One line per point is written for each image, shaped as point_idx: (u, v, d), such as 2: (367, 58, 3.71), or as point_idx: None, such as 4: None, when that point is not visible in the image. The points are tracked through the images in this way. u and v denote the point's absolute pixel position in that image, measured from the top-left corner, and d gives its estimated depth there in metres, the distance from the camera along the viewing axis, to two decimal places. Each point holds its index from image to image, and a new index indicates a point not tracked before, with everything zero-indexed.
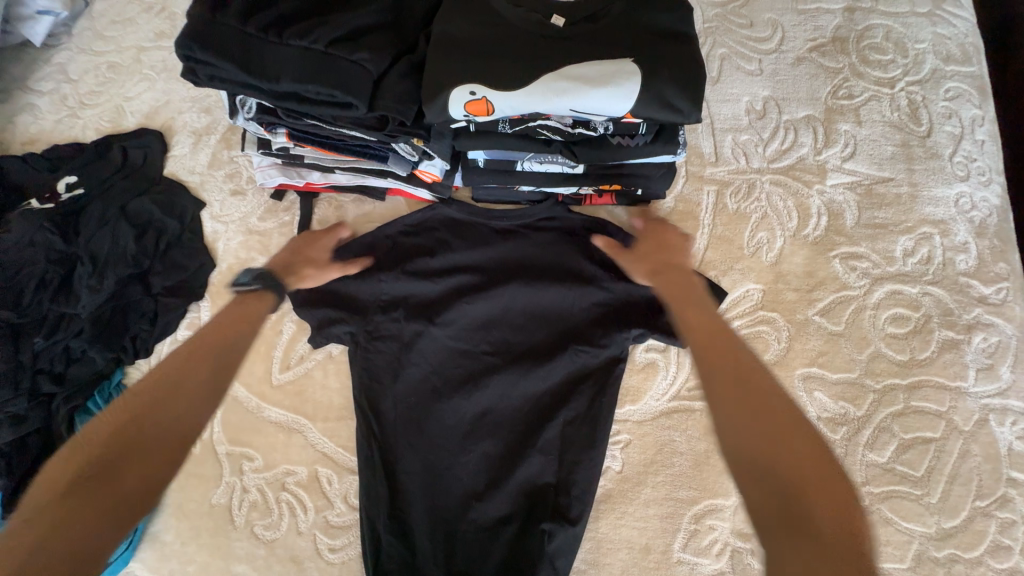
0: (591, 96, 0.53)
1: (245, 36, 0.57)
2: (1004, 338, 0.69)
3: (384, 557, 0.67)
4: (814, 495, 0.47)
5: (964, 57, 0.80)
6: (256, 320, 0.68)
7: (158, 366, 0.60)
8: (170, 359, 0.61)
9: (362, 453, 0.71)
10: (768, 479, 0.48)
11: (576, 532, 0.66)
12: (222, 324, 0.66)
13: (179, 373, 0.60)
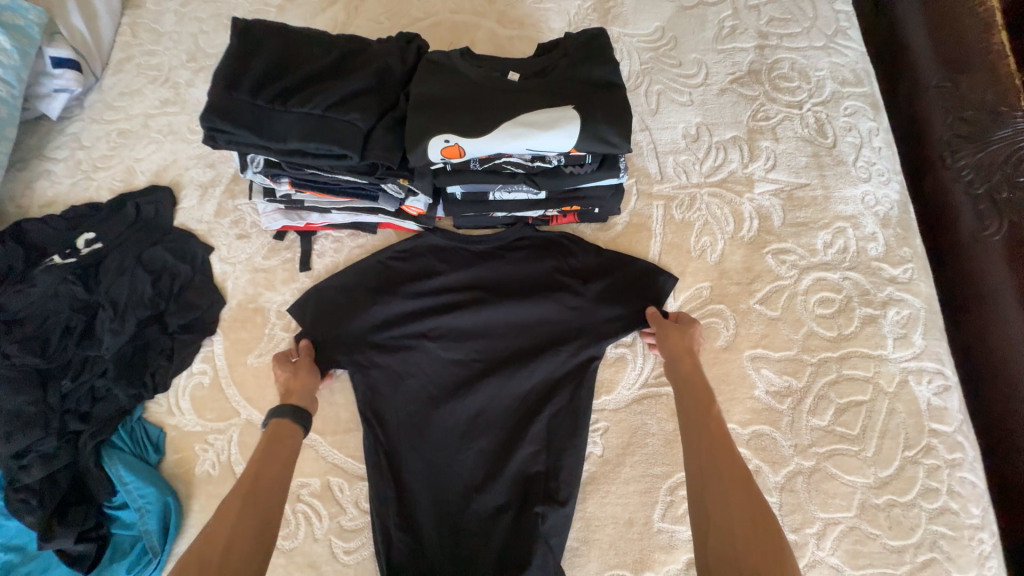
0: (543, 138, 0.65)
1: (255, 106, 0.68)
2: (914, 310, 0.81)
3: (396, 551, 0.74)
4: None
5: (857, 80, 0.96)
6: (287, 449, 0.74)
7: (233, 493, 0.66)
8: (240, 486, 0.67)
9: (369, 458, 0.79)
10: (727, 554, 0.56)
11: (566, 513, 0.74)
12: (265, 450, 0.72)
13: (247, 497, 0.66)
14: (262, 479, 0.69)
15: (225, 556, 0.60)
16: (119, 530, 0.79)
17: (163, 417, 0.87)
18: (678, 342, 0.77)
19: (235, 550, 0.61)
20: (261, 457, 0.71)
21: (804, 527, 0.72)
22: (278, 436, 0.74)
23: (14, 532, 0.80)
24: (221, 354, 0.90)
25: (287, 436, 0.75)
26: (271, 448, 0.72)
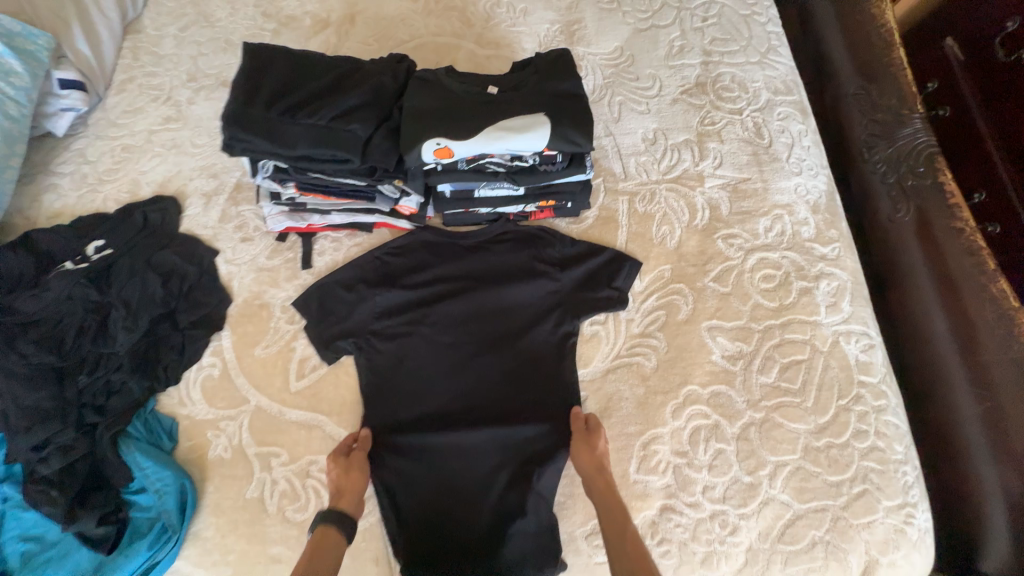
0: (519, 139, 0.77)
1: (267, 118, 0.78)
2: (842, 282, 0.95)
3: (405, 509, 0.83)
4: None
5: (787, 90, 1.11)
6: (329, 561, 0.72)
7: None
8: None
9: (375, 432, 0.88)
10: None
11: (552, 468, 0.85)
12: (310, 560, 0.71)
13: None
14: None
15: None
16: (137, 515, 0.83)
17: (174, 408, 0.92)
18: (590, 456, 0.80)
19: None
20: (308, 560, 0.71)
21: (758, 470, 0.83)
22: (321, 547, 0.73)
23: (30, 524, 0.84)
24: (229, 347, 0.96)
25: (333, 550, 0.73)
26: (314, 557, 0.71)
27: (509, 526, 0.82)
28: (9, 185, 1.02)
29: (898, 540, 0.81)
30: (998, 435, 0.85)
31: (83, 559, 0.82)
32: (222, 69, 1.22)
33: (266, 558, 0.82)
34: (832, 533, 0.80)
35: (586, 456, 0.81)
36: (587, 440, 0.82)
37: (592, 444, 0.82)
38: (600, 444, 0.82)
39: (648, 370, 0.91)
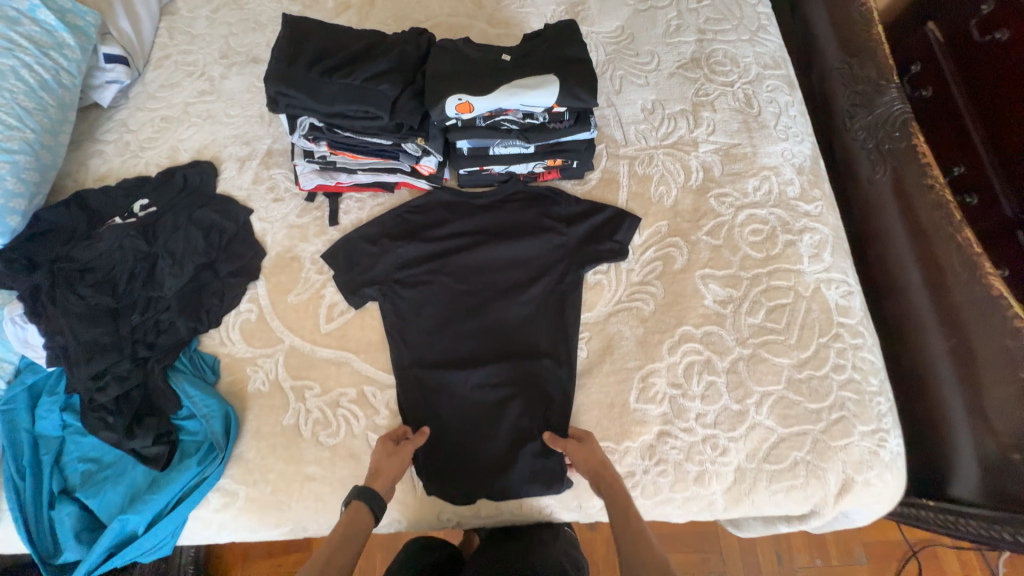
0: (532, 95, 0.86)
1: (307, 77, 0.87)
2: (824, 235, 1.04)
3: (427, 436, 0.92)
4: None
5: (776, 65, 1.21)
6: (358, 534, 0.79)
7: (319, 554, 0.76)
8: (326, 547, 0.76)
9: (400, 368, 0.97)
10: None
11: (560, 400, 0.94)
12: (342, 534, 0.78)
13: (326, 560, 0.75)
14: (337, 553, 0.76)
15: None
16: (187, 437, 0.93)
17: (216, 347, 1.01)
18: (589, 457, 0.86)
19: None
20: (342, 531, 0.79)
21: (745, 398, 0.92)
22: (353, 522, 0.80)
23: (90, 447, 0.94)
24: (264, 295, 1.06)
25: (366, 521, 0.80)
26: (347, 529, 0.79)
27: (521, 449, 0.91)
28: (63, 148, 1.11)
29: (872, 462, 0.90)
30: (965, 369, 0.93)
31: (138, 476, 0.91)
32: (252, 47, 1.32)
33: (303, 477, 0.92)
34: (813, 454, 0.89)
35: (581, 464, 0.86)
36: (580, 448, 0.87)
37: (584, 447, 0.87)
38: (592, 447, 0.88)
39: (647, 313, 1.00)
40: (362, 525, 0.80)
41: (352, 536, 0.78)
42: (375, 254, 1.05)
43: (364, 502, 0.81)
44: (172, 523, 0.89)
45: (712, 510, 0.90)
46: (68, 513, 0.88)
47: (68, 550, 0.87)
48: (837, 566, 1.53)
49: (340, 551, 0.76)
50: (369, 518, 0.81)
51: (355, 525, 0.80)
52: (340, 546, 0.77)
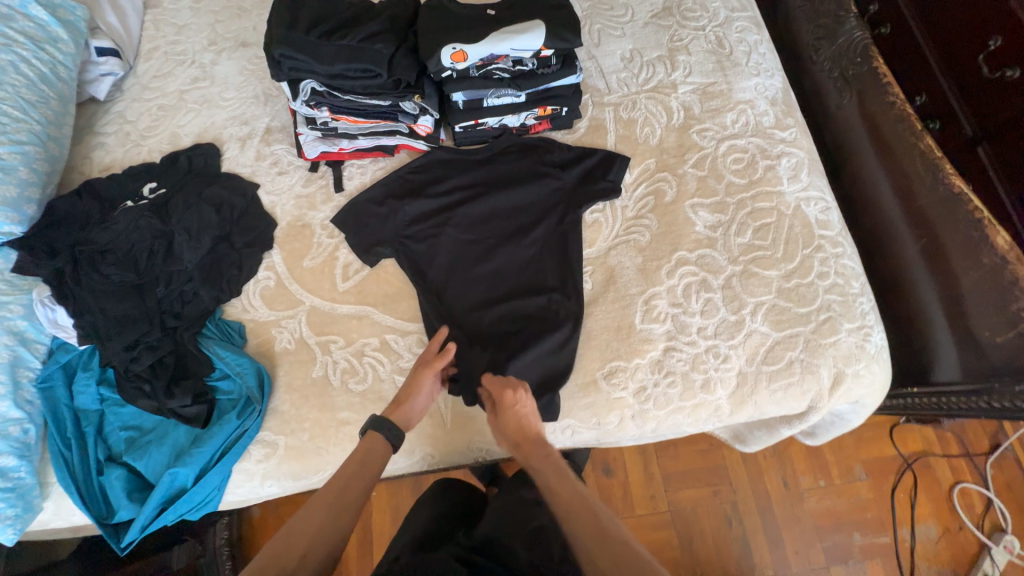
0: (520, 39, 0.95)
1: (309, 42, 0.96)
2: (800, 158, 1.12)
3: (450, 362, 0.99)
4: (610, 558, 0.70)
5: (743, 7, 1.28)
6: (380, 456, 0.85)
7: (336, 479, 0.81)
8: (342, 474, 0.82)
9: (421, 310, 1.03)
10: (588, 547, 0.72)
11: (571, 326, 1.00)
12: (357, 462, 0.83)
13: (344, 485, 0.80)
14: (355, 478, 0.81)
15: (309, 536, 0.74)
16: (223, 396, 0.99)
17: (240, 314, 1.06)
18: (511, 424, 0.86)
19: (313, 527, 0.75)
20: (361, 459, 0.84)
21: (740, 309, 1.00)
22: (370, 450, 0.85)
23: (129, 416, 0.98)
24: (280, 262, 1.10)
25: (383, 449, 0.85)
26: (365, 456, 0.84)
27: (545, 369, 0.98)
28: (67, 140, 1.14)
29: (860, 354, 0.98)
30: (937, 263, 1.02)
31: (180, 436, 0.96)
32: (239, 32, 1.35)
33: (337, 421, 0.97)
34: (806, 352, 0.97)
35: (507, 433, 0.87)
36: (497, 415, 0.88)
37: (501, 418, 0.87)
38: (511, 415, 0.87)
39: (644, 243, 1.06)
40: (376, 458, 0.84)
41: (368, 466, 0.83)
42: (381, 216, 1.10)
43: (378, 431, 0.85)
44: (218, 476, 0.94)
45: (719, 415, 0.98)
46: (117, 477, 0.93)
47: (121, 510, 0.92)
48: (839, 484, 1.62)
49: (355, 479, 0.81)
50: (385, 444, 0.86)
51: (374, 452, 0.85)
52: (357, 471, 0.82)
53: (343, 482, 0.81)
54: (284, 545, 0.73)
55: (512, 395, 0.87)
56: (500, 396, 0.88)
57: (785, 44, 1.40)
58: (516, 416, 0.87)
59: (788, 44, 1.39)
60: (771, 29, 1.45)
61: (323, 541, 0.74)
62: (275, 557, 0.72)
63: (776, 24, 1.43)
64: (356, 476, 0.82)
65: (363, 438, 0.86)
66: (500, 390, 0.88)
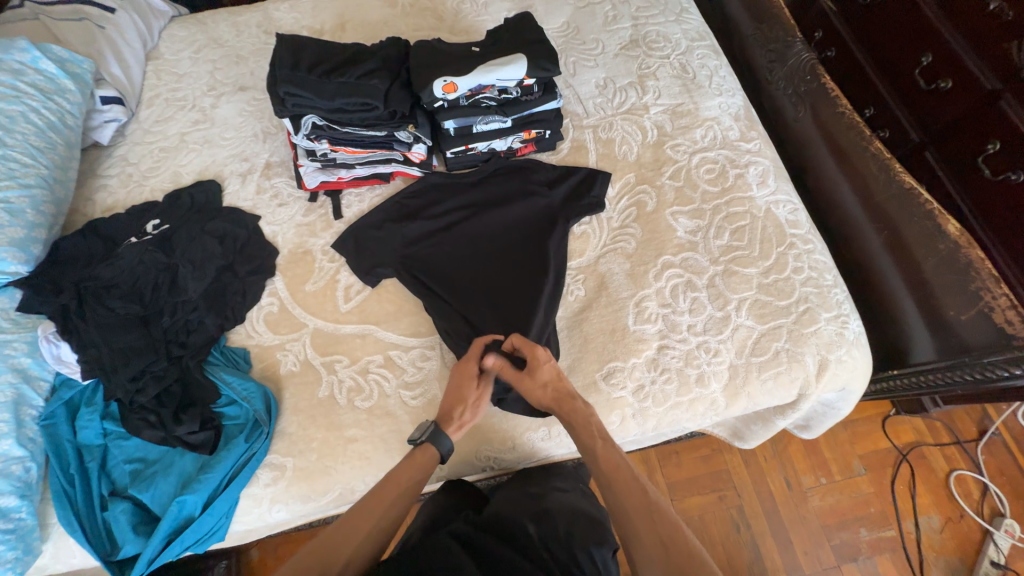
0: (505, 70, 1.05)
1: (310, 81, 1.04)
2: (766, 166, 1.22)
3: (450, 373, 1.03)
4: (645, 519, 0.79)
5: (701, 37, 1.42)
6: (426, 470, 0.88)
7: (380, 491, 0.84)
8: (387, 486, 0.85)
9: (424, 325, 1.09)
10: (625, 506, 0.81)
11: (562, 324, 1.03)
12: (404, 476, 0.86)
13: (389, 500, 0.83)
14: (401, 493, 0.85)
15: (351, 541, 0.78)
16: (230, 421, 0.99)
17: (244, 340, 1.08)
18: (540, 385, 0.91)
19: (356, 534, 0.79)
20: (412, 472, 0.86)
21: (726, 306, 1.06)
22: (420, 462, 0.87)
23: (133, 449, 0.97)
24: (283, 288, 1.14)
25: (432, 463, 0.88)
26: (415, 468, 0.87)
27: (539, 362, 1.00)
28: (71, 183, 1.18)
29: (840, 341, 1.04)
30: (900, 253, 1.11)
31: (187, 464, 0.96)
32: (237, 78, 1.44)
33: (345, 439, 0.99)
34: (790, 342, 1.03)
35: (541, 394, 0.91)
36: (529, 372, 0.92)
37: (531, 373, 0.91)
38: (541, 371, 0.91)
39: (631, 250, 1.13)
40: (426, 468, 0.87)
41: (417, 479, 0.86)
42: (380, 238, 1.15)
43: (437, 443, 0.88)
44: (227, 502, 0.94)
45: (716, 408, 1.02)
46: (123, 510, 0.92)
47: (127, 545, 0.90)
48: (840, 481, 1.65)
49: (404, 494, 0.85)
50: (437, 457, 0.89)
51: (423, 465, 0.87)
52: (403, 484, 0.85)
53: (388, 496, 0.83)
54: (331, 547, 0.76)
55: (544, 353, 0.93)
56: (532, 355, 0.92)
57: (742, 69, 1.55)
58: (546, 372, 0.92)
59: (746, 68, 1.53)
60: (729, 55, 1.60)
61: (364, 550, 0.78)
62: (320, 555, 0.75)
63: (733, 51, 1.58)
64: (402, 490, 0.85)
65: (419, 447, 0.88)
66: (530, 348, 0.93)
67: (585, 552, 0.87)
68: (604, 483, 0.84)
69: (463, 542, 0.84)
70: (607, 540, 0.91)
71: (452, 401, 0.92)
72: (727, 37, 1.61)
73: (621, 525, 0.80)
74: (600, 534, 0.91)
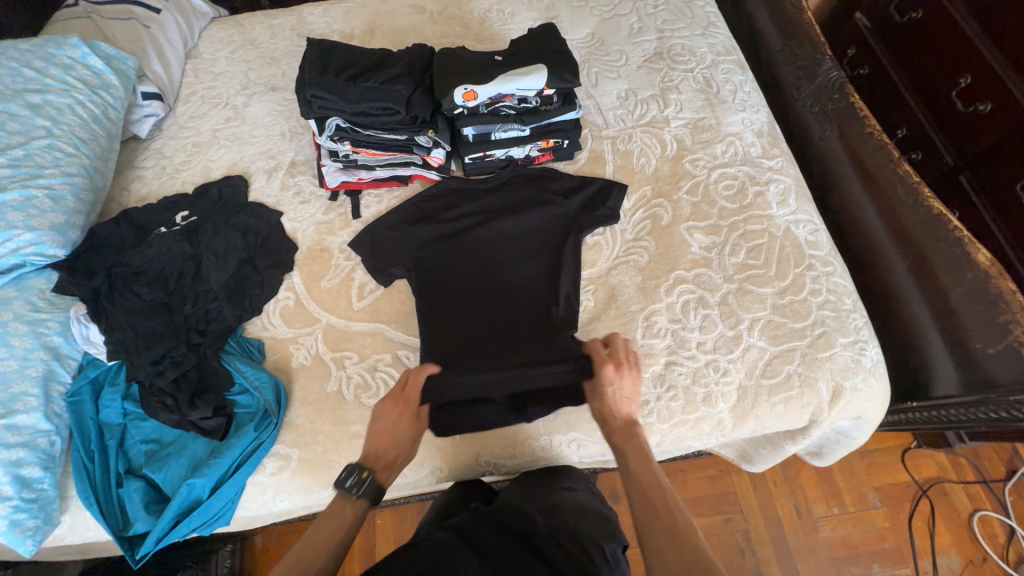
0: (525, 79, 1.06)
1: (337, 84, 1.08)
2: (787, 185, 1.19)
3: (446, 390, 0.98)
4: (661, 523, 0.77)
5: (727, 52, 1.40)
6: (352, 525, 0.83)
7: (304, 545, 0.79)
8: (311, 540, 0.80)
9: (425, 332, 1.07)
10: (645, 506, 0.79)
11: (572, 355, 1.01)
12: (327, 530, 0.81)
13: (314, 554, 0.78)
14: (323, 549, 0.79)
15: None
16: (241, 409, 1.03)
17: (259, 332, 1.12)
18: (602, 397, 0.91)
19: None
20: (335, 527, 0.82)
21: (737, 325, 1.04)
22: (342, 516, 0.83)
23: (150, 430, 1.02)
24: (300, 283, 1.17)
25: (355, 517, 0.84)
26: (337, 523, 0.82)
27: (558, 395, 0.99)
28: (110, 173, 1.25)
29: (857, 368, 1.01)
30: (925, 281, 1.07)
31: (199, 449, 1.00)
32: (269, 78, 1.49)
33: (350, 434, 1.01)
34: (804, 366, 1.00)
35: (600, 406, 0.92)
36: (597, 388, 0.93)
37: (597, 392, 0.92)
38: (607, 389, 0.90)
39: (643, 263, 1.13)
40: (351, 521, 0.83)
41: (341, 534, 0.82)
42: (395, 239, 1.17)
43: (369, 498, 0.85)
44: (233, 488, 0.97)
45: (722, 429, 1.00)
46: (136, 489, 0.96)
47: (138, 522, 0.94)
48: (853, 513, 1.59)
49: (325, 550, 0.79)
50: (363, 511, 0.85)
51: (347, 520, 0.83)
52: (326, 539, 0.80)
53: (310, 552, 0.78)
54: None
55: (613, 374, 0.90)
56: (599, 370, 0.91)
57: (769, 85, 1.53)
58: (609, 392, 0.90)
59: (772, 84, 1.51)
60: (756, 71, 1.58)
61: None
62: None
63: (760, 66, 1.56)
64: (325, 546, 0.79)
65: (343, 500, 0.84)
66: (602, 364, 0.92)
67: (597, 545, 0.85)
68: (634, 493, 0.81)
69: (462, 535, 0.84)
70: (617, 535, 0.88)
71: (385, 444, 0.90)
72: (754, 52, 1.59)
73: (639, 527, 0.79)
74: (611, 530, 0.89)
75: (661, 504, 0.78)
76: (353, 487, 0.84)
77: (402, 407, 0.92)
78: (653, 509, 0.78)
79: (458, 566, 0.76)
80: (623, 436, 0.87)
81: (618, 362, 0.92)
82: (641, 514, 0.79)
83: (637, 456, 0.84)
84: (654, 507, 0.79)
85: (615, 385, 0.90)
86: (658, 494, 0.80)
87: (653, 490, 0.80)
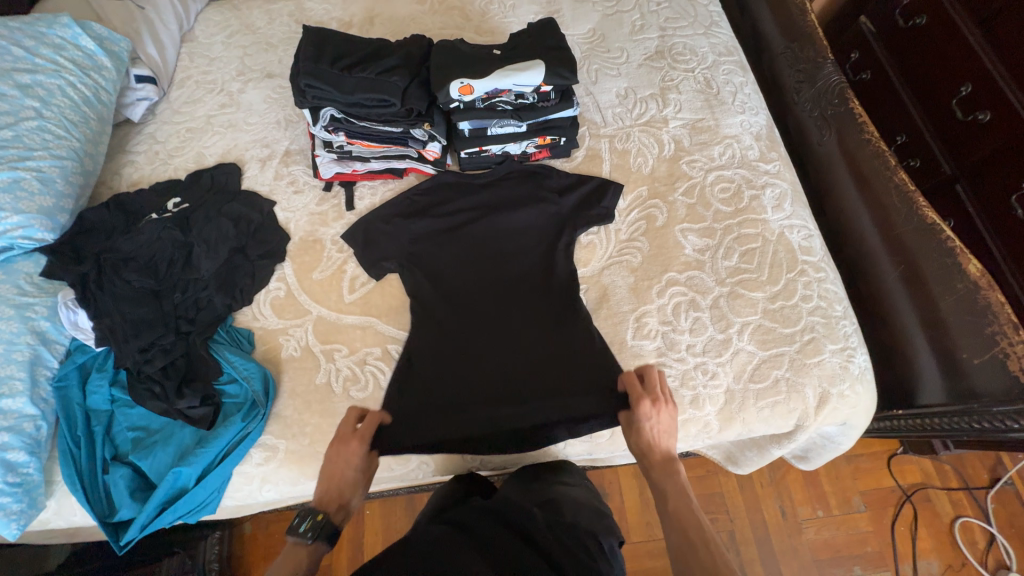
0: (522, 75, 1.05)
1: (331, 74, 1.06)
2: (783, 189, 1.19)
3: (434, 410, 1.00)
4: (696, 560, 0.81)
5: (729, 52, 1.39)
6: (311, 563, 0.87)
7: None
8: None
9: (414, 338, 1.06)
10: (680, 541, 0.84)
11: (560, 389, 1.02)
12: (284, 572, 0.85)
13: None
14: None
15: None
16: (229, 399, 1.03)
17: (250, 322, 1.12)
18: (640, 432, 0.92)
19: None
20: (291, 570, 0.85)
21: (727, 328, 1.04)
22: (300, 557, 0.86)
23: (138, 417, 1.01)
24: (291, 274, 1.16)
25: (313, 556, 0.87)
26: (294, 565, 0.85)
27: (546, 430, 1.00)
28: (101, 157, 1.24)
29: (844, 374, 1.01)
30: (916, 289, 1.07)
31: (185, 437, 1.00)
32: (265, 65, 1.47)
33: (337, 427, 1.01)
34: (792, 371, 1.01)
35: (638, 440, 0.92)
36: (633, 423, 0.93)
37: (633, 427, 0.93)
38: (645, 426, 0.91)
39: (636, 263, 1.12)
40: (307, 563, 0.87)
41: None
42: (388, 232, 1.16)
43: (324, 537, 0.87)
44: (219, 478, 0.97)
45: (708, 431, 1.00)
46: (122, 475, 0.96)
47: (123, 509, 0.94)
48: (837, 516, 1.61)
49: None
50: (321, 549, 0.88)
51: (305, 561, 0.86)
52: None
53: None
54: None
55: (649, 410, 0.90)
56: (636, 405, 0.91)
57: (770, 88, 1.52)
58: (647, 427, 0.91)
59: (773, 87, 1.50)
60: (758, 72, 1.57)
61: None
62: None
63: (762, 68, 1.55)
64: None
65: (299, 543, 0.87)
66: (639, 399, 0.91)
67: (592, 537, 0.85)
68: (672, 528, 0.87)
69: (458, 527, 0.82)
70: (615, 530, 0.90)
71: (333, 484, 0.91)
72: (756, 54, 1.58)
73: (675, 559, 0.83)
74: (607, 525, 0.90)
75: (694, 542, 0.83)
76: (306, 530, 0.87)
77: (353, 446, 0.91)
78: (688, 546, 0.83)
79: (452, 558, 0.74)
80: (664, 472, 0.90)
81: (654, 397, 0.91)
82: (677, 549, 0.84)
83: (676, 494, 0.89)
84: (688, 542, 0.83)
85: (653, 421, 0.90)
86: (692, 532, 0.84)
87: (688, 527, 0.85)
